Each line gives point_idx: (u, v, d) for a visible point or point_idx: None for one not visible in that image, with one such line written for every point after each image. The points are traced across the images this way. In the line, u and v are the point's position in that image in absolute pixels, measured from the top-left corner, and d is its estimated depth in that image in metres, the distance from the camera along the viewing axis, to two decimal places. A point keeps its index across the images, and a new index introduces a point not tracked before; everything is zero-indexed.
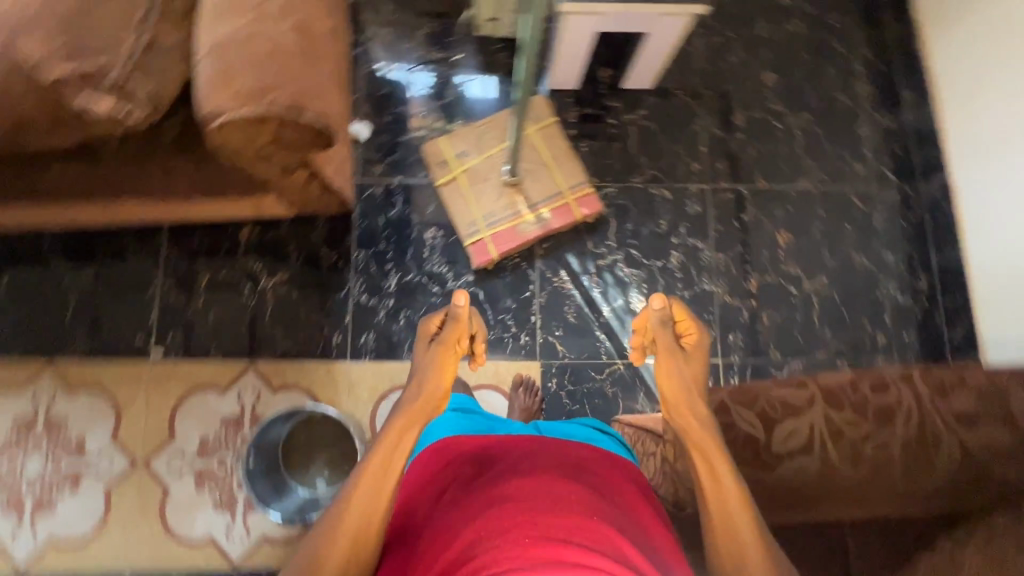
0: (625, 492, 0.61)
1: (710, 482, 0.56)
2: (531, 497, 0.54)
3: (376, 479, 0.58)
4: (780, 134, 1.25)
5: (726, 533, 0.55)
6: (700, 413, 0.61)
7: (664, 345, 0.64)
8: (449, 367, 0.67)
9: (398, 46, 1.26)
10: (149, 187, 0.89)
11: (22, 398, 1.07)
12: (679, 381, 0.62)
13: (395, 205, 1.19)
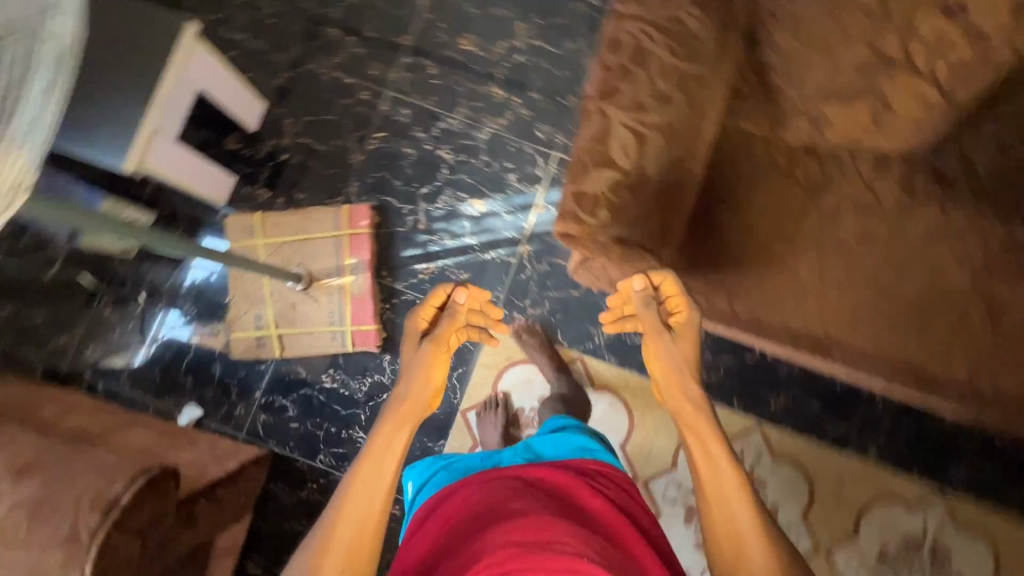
0: (619, 526, 0.62)
1: (708, 470, 0.56)
2: (522, 542, 0.53)
3: (367, 487, 0.58)
4: (366, 3, 1.22)
5: (723, 522, 0.54)
6: (689, 388, 0.62)
7: (650, 325, 0.64)
8: (441, 366, 0.69)
9: (113, 344, 1.13)
10: None
11: None
12: (672, 356, 0.63)
13: (285, 405, 1.12)
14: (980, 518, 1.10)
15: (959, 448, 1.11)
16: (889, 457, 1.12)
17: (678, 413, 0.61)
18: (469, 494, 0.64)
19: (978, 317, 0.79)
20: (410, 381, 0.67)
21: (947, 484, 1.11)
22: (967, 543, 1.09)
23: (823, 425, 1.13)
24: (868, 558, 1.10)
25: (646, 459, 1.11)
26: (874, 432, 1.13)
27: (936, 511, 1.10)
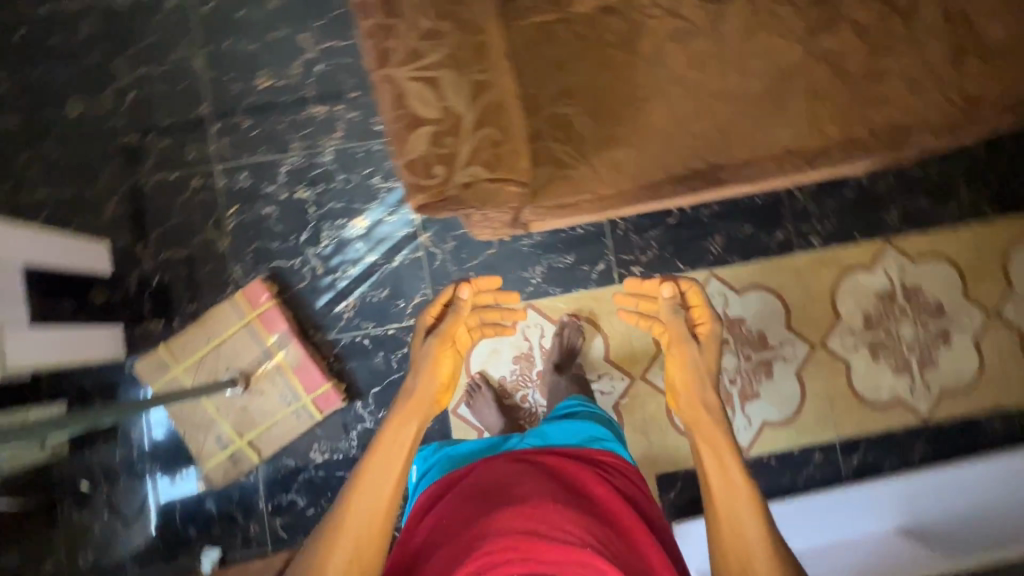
0: (624, 516, 0.65)
1: (722, 480, 0.64)
2: (524, 528, 0.56)
3: (378, 474, 0.62)
4: (149, 95, 1.15)
5: (729, 524, 0.62)
6: (707, 392, 0.72)
7: (676, 332, 0.76)
8: (446, 361, 0.75)
9: (99, 539, 1.08)
10: None
11: None
12: (693, 357, 0.74)
13: (292, 498, 1.10)
14: (927, 243, 1.18)
15: (883, 195, 1.17)
16: (831, 235, 1.17)
17: (690, 421, 0.71)
18: (474, 482, 0.68)
19: (824, 79, 0.83)
20: (422, 377, 0.72)
21: (887, 231, 1.17)
22: (927, 269, 1.17)
23: (764, 241, 1.17)
24: (858, 329, 1.17)
25: (632, 356, 1.15)
26: (808, 222, 1.17)
27: (892, 259, 1.17)
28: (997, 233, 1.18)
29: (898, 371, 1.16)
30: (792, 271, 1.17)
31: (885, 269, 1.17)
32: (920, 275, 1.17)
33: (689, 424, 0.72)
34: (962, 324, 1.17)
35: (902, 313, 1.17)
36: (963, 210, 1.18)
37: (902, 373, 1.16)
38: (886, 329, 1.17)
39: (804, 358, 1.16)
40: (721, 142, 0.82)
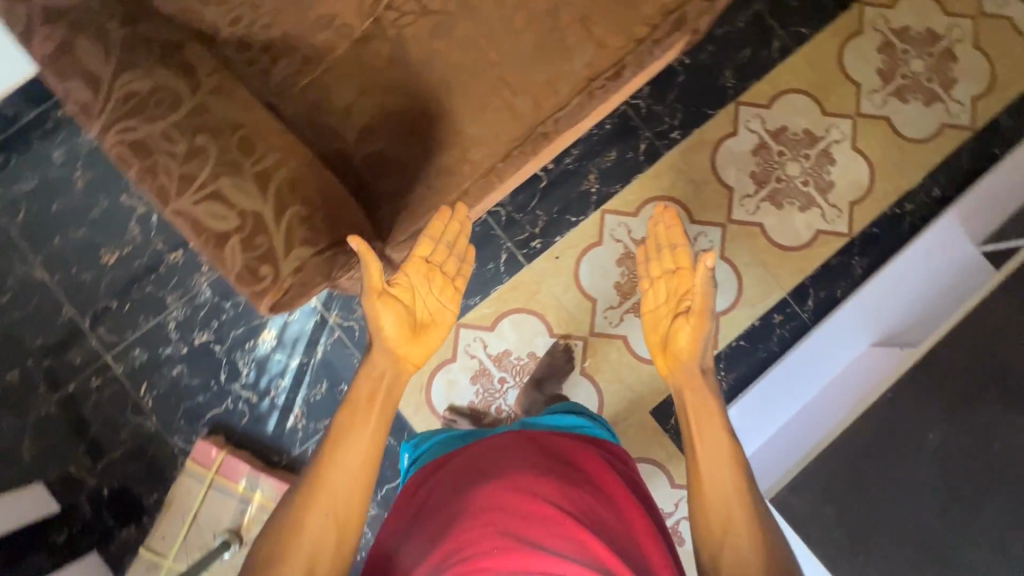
0: (610, 488, 0.63)
1: (716, 445, 0.61)
2: (504, 502, 0.55)
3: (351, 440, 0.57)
4: (10, 326, 1.11)
5: (711, 491, 0.59)
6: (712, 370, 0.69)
7: (702, 303, 0.69)
8: (391, 309, 0.66)
9: None
10: None
11: None
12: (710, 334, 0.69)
13: None
14: (768, 86, 1.23)
15: (710, 64, 1.22)
16: (686, 122, 1.21)
17: (684, 387, 0.68)
18: (460, 460, 0.66)
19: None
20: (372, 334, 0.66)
21: (730, 93, 1.22)
22: (780, 108, 1.23)
23: (632, 157, 1.20)
24: (753, 190, 1.21)
25: (574, 319, 1.16)
26: (660, 121, 1.21)
27: (747, 115, 1.22)
28: (821, 46, 1.24)
29: (806, 207, 1.20)
30: (671, 170, 1.20)
31: (745, 127, 1.22)
32: (778, 116, 1.22)
33: (679, 389, 0.68)
34: (836, 138, 1.22)
35: (781, 155, 1.22)
36: (783, 42, 1.23)
37: (811, 206, 1.20)
38: (776, 177, 1.21)
39: (721, 239, 1.19)
40: (528, 103, 0.84)
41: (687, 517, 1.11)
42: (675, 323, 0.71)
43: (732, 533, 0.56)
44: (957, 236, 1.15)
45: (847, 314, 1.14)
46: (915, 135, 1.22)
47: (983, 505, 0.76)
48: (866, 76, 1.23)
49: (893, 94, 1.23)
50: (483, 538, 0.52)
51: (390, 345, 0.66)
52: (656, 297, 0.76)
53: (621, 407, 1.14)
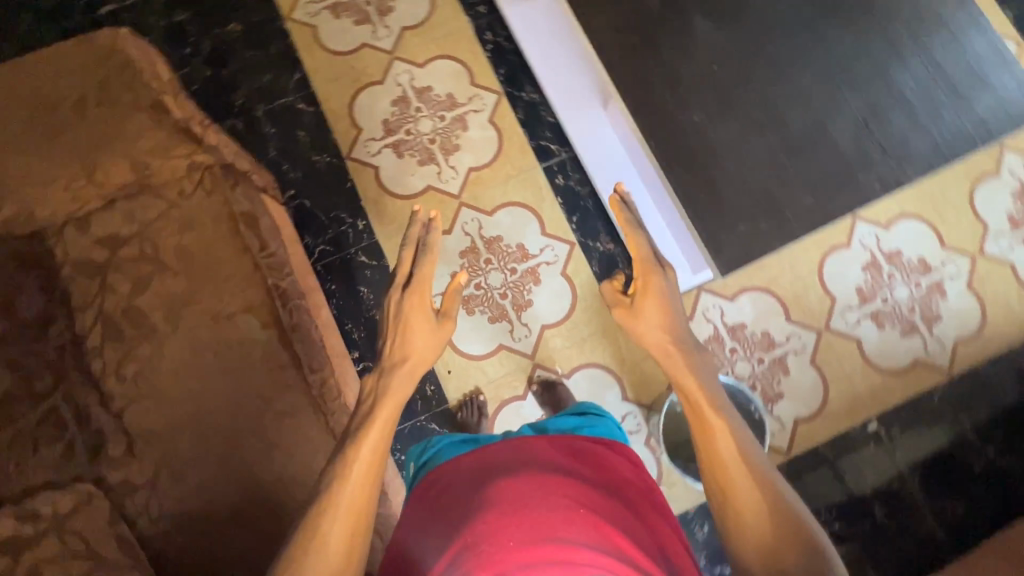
0: (633, 494, 0.59)
1: (704, 422, 0.56)
2: (521, 499, 0.53)
3: (379, 441, 0.57)
4: None
5: (707, 455, 0.55)
6: (666, 349, 0.63)
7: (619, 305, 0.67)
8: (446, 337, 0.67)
9: None
10: None
11: (946, 340, 1.16)
12: (645, 325, 0.64)
13: None
14: (340, 121, 1.26)
15: (306, 173, 1.23)
16: (352, 209, 1.22)
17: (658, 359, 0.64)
18: (476, 457, 0.62)
19: (199, 305, 0.82)
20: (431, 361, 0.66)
21: (336, 160, 1.24)
22: (365, 116, 1.26)
23: (372, 271, 1.19)
24: (436, 165, 1.23)
25: (515, 371, 1.15)
26: (344, 235, 1.21)
27: (362, 152, 1.24)
28: (318, 66, 1.28)
29: (465, 122, 1.25)
30: (395, 235, 1.21)
31: (373, 155, 1.24)
32: (372, 120, 1.26)
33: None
34: (408, 78, 1.28)
35: (410, 130, 1.25)
36: (305, 100, 1.27)
37: (466, 118, 1.25)
38: (429, 141, 1.25)
39: (473, 209, 1.21)
40: (283, 394, 0.80)
41: (722, 314, 1.17)
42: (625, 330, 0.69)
43: (739, 499, 0.52)
44: (531, 10, 1.26)
45: (571, 121, 1.21)
46: (426, 7, 1.31)
47: (756, 90, 0.86)
48: (359, 33, 1.30)
49: (383, 15, 1.31)
50: (501, 531, 0.50)
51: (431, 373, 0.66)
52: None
53: (610, 347, 1.16)
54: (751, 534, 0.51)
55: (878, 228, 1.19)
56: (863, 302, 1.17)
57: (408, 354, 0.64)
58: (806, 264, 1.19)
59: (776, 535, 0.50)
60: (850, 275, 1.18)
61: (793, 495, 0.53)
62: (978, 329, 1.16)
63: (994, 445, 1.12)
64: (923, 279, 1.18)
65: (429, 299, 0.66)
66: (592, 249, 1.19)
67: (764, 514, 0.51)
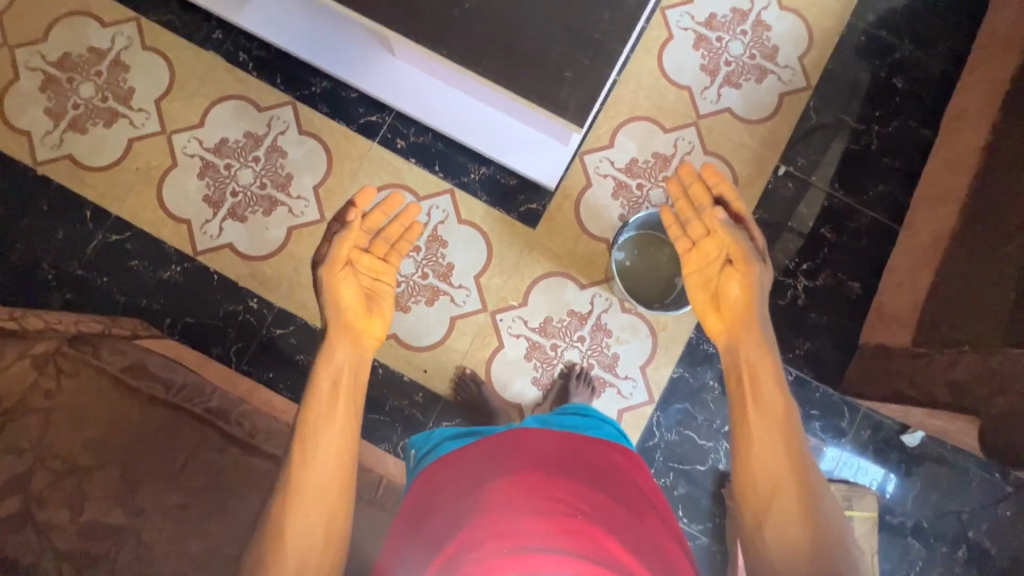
0: (629, 493, 0.60)
1: (768, 429, 0.62)
2: (521, 506, 0.54)
3: (324, 415, 0.65)
4: None
5: (758, 449, 0.62)
6: (762, 314, 0.72)
7: (746, 253, 0.72)
8: (344, 281, 0.76)
9: (988, 513, 1.14)
10: (986, 245, 0.90)
11: (792, 62, 1.22)
12: (760, 281, 0.72)
13: (821, 432, 1.16)
14: (163, 226, 1.14)
15: (169, 295, 1.12)
16: (235, 296, 1.13)
17: (739, 338, 0.71)
18: (485, 456, 0.61)
19: (145, 477, 0.75)
20: (332, 308, 0.75)
21: (187, 264, 1.13)
22: (183, 205, 1.14)
23: (295, 336, 1.12)
24: (282, 205, 1.15)
25: (480, 329, 1.14)
26: (246, 323, 1.12)
27: (206, 240, 1.14)
28: (102, 190, 1.14)
29: (280, 150, 1.16)
30: (292, 291, 1.13)
31: (218, 235, 1.14)
32: (193, 205, 1.15)
33: (733, 343, 0.71)
34: (197, 144, 1.16)
35: (236, 190, 1.15)
36: (114, 230, 1.13)
37: (277, 145, 1.16)
38: (260, 188, 1.15)
39: None
40: None
41: (612, 163, 1.18)
42: (722, 277, 0.74)
43: (780, 503, 0.58)
44: (260, 3, 1.14)
45: (371, 82, 1.13)
46: (163, 66, 1.17)
47: None
48: (118, 132, 1.16)
49: (128, 101, 1.17)
50: (494, 543, 0.51)
51: (343, 310, 0.75)
52: (675, 239, 0.80)
53: (543, 254, 1.15)
54: (781, 539, 0.57)
55: (685, 7, 1.22)
56: (713, 75, 1.21)
57: (328, 323, 0.74)
58: (650, 75, 1.21)
59: (808, 543, 0.55)
60: (688, 60, 1.21)
61: (832, 510, 0.59)
62: (809, 37, 1.23)
63: (875, 121, 1.22)
64: (746, 26, 1.23)
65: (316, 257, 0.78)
66: (470, 183, 1.16)
67: (804, 526, 0.56)
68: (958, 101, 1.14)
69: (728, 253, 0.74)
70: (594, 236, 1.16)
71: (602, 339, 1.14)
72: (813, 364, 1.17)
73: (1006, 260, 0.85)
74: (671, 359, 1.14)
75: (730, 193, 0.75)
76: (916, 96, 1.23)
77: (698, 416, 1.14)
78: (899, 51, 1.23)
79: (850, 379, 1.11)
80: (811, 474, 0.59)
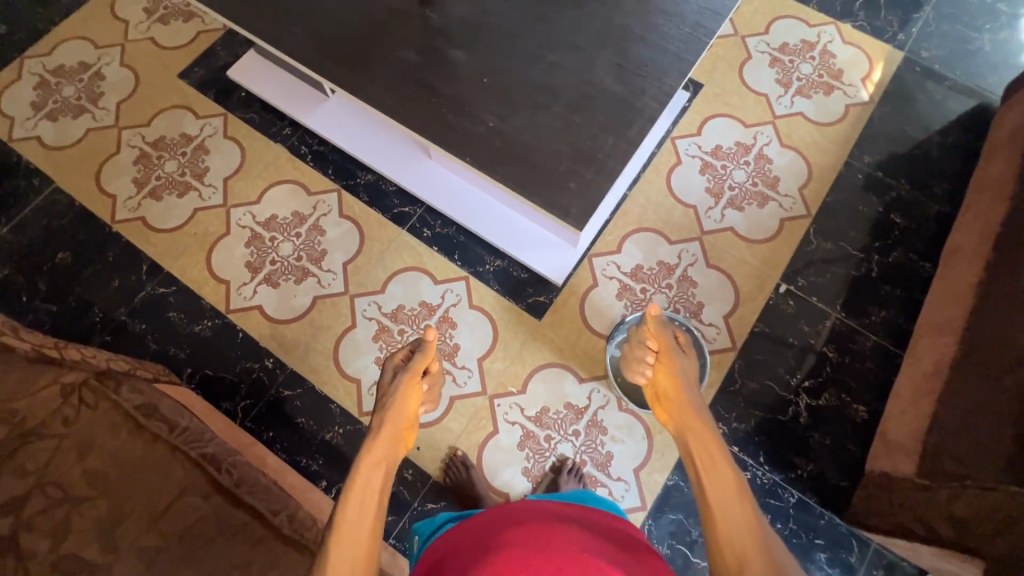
0: (637, 548, 0.57)
1: (727, 508, 0.57)
2: (525, 542, 0.53)
3: (358, 514, 0.58)
4: None
5: (724, 511, 0.57)
6: (695, 401, 0.72)
7: (666, 346, 0.79)
8: (415, 396, 0.76)
9: None
10: (981, 375, 0.90)
11: (793, 192, 1.33)
12: (681, 368, 0.77)
13: (829, 566, 1.08)
14: (205, 284, 1.26)
15: (196, 347, 1.21)
16: (254, 355, 1.21)
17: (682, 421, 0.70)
18: (487, 519, 0.60)
19: (130, 514, 0.77)
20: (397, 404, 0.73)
21: (218, 320, 1.23)
22: (227, 269, 1.27)
23: (300, 399, 1.17)
24: (313, 276, 1.26)
25: (477, 412, 1.16)
26: (259, 380, 1.19)
27: (239, 300, 1.25)
28: (161, 248, 1.29)
29: (320, 229, 1.30)
30: (306, 356, 1.20)
31: (251, 297, 1.25)
32: (235, 269, 1.27)
33: (681, 431, 0.69)
34: (251, 217, 1.32)
35: (275, 259, 1.28)
36: (162, 284, 1.26)
37: (318, 223, 1.31)
38: (296, 259, 1.28)
39: (366, 294, 1.25)
40: (258, 551, 0.76)
41: (618, 266, 1.26)
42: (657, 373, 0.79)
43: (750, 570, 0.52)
44: (326, 111, 1.35)
45: (408, 180, 1.30)
46: (237, 152, 1.38)
47: (527, 80, 0.99)
48: (187, 202, 1.33)
49: (201, 177, 1.36)
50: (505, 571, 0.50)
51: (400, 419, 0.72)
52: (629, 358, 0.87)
53: (546, 344, 1.20)
54: None
55: (693, 138, 1.37)
56: (717, 197, 1.32)
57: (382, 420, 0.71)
58: (659, 193, 1.32)
59: None
60: (695, 183, 1.33)
61: None
62: (808, 171, 1.34)
63: (875, 251, 1.28)
64: (749, 158, 1.36)
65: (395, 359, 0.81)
66: (485, 273, 1.25)
67: None
68: (955, 238, 1.20)
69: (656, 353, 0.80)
70: (597, 332, 1.21)
71: (597, 436, 1.14)
72: (817, 489, 1.12)
73: (1003, 392, 0.84)
74: (666, 465, 1.12)
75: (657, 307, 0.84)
76: (915, 231, 1.29)
77: (692, 530, 1.08)
78: (897, 190, 1.32)
79: (856, 509, 1.05)
80: (776, 549, 0.54)
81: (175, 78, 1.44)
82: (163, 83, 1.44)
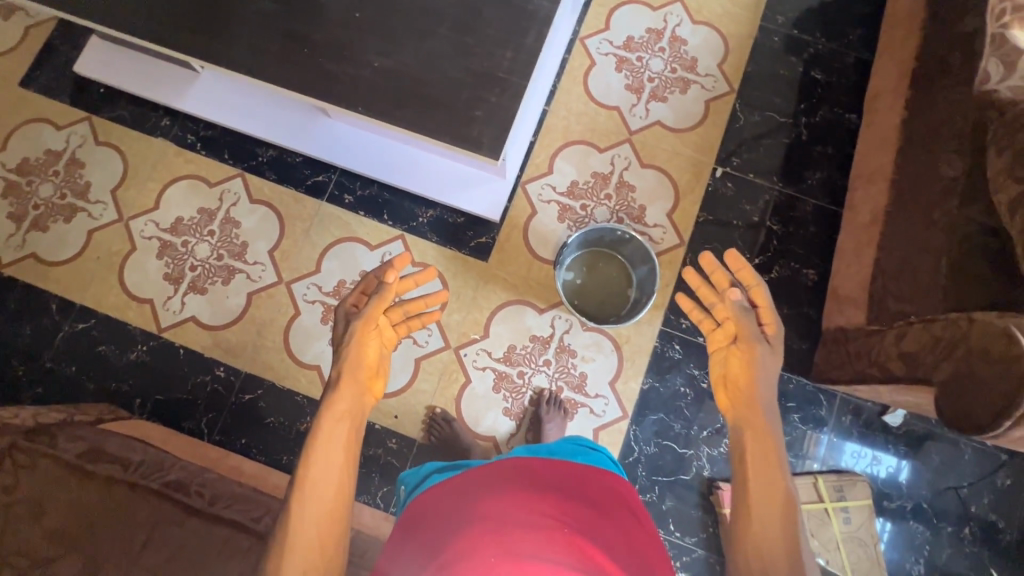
0: (611, 505, 0.57)
1: (767, 513, 0.58)
2: (505, 518, 0.53)
3: (319, 473, 0.59)
4: None
5: (767, 527, 0.57)
6: (768, 397, 0.67)
7: (745, 331, 0.70)
8: (374, 339, 0.71)
9: (983, 482, 1.12)
10: (913, 214, 0.92)
11: (712, 69, 1.28)
12: (763, 362, 0.68)
13: (804, 424, 1.15)
14: (127, 308, 1.17)
15: (139, 375, 1.14)
16: (203, 367, 1.14)
17: (743, 418, 0.66)
18: (464, 483, 0.59)
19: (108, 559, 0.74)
20: (355, 352, 0.69)
21: (153, 342, 1.16)
22: (145, 286, 1.18)
23: (264, 400, 1.13)
24: (241, 273, 1.18)
25: (446, 367, 1.15)
26: (215, 391, 1.14)
27: (169, 317, 1.16)
28: (66, 282, 1.18)
29: (235, 222, 1.20)
30: (257, 355, 1.15)
31: (180, 310, 1.17)
32: (154, 284, 1.18)
33: (738, 425, 0.67)
34: (155, 226, 1.20)
35: (195, 264, 1.19)
36: (79, 319, 1.16)
37: (230, 216, 1.20)
38: (217, 259, 1.19)
39: (302, 279, 1.18)
40: (250, 561, 0.75)
41: (553, 188, 1.22)
42: (728, 357, 0.71)
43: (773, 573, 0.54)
44: (202, 90, 1.21)
45: (315, 148, 1.19)
46: (117, 157, 1.23)
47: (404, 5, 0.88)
48: (78, 226, 1.20)
49: (85, 195, 1.22)
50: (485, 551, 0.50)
51: (361, 364, 0.69)
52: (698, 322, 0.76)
53: (499, 284, 1.17)
54: None
55: (603, 35, 1.29)
56: (639, 93, 1.26)
57: (340, 370, 0.68)
58: (580, 102, 1.26)
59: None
60: (613, 82, 1.27)
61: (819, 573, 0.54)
62: (725, 45, 1.29)
63: (802, 113, 1.26)
64: (663, 43, 1.29)
65: (355, 298, 0.74)
66: (420, 227, 1.19)
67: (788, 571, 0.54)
68: (875, 83, 1.19)
69: (732, 335, 0.71)
70: (546, 260, 1.18)
71: (568, 360, 1.15)
72: (782, 357, 1.17)
73: (934, 226, 0.86)
74: (639, 371, 1.14)
75: (750, 279, 0.72)
76: (837, 84, 1.27)
77: (675, 424, 1.13)
78: (814, 46, 1.29)
79: (819, 366, 1.10)
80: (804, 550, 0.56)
81: (17, 88, 1.25)
82: (5, 97, 1.25)
